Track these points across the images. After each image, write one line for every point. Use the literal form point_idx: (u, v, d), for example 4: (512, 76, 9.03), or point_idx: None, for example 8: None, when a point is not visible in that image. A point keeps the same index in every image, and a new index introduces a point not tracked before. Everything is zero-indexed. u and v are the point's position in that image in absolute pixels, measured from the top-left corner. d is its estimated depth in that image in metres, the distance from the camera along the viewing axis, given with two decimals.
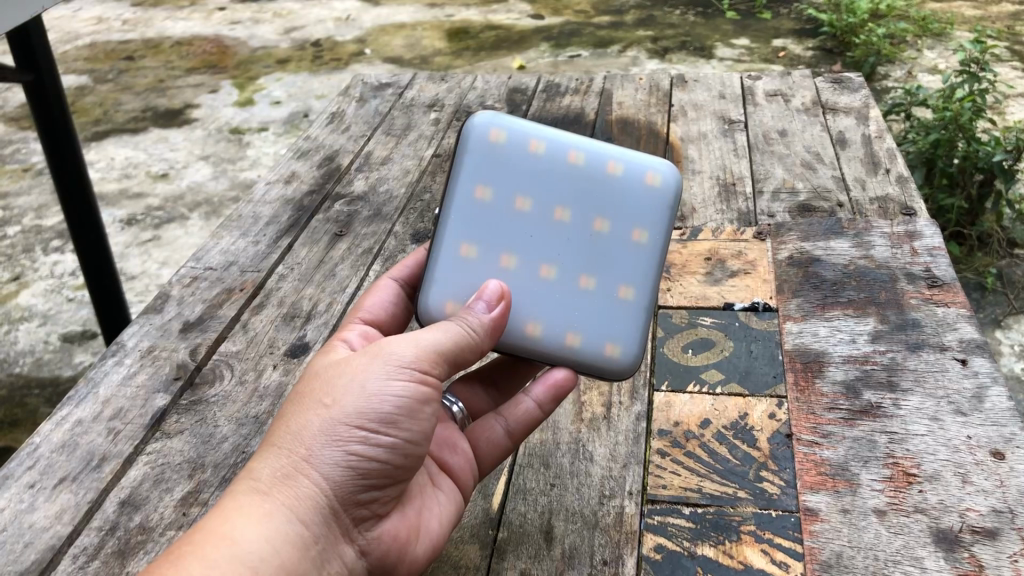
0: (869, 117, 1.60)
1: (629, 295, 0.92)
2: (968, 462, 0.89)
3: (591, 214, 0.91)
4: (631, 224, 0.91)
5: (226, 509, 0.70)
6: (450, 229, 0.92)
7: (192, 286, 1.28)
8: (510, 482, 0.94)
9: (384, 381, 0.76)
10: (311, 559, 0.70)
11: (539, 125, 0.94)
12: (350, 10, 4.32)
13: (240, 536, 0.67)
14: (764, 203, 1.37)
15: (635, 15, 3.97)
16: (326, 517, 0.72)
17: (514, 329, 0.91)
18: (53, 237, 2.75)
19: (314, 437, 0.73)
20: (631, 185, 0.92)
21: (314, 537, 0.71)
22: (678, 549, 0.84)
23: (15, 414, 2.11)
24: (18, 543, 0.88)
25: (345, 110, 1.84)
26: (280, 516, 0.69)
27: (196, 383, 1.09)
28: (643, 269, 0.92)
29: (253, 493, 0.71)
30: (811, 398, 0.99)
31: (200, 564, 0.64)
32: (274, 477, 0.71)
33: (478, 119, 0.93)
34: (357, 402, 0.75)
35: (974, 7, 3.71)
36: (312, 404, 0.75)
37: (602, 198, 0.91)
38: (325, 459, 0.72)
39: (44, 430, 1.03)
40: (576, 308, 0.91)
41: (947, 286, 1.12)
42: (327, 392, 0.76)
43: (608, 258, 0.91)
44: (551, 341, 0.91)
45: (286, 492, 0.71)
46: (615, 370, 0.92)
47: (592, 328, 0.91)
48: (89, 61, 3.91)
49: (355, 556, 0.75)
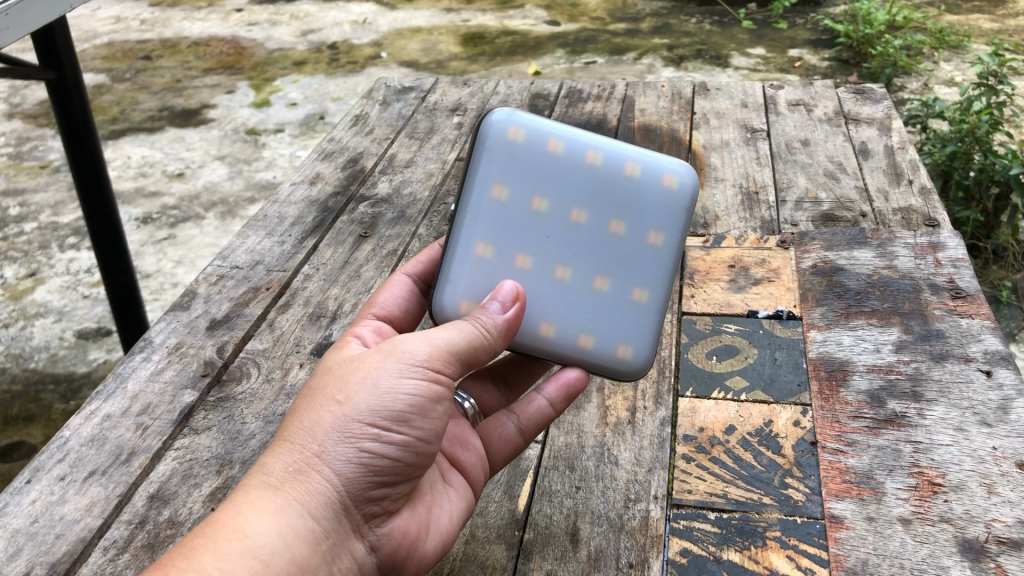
0: (891, 128, 1.60)
1: (643, 297, 0.93)
2: (994, 472, 0.89)
3: (608, 216, 0.91)
4: (648, 226, 0.92)
5: (238, 503, 0.70)
6: (465, 226, 0.92)
7: (219, 283, 1.29)
8: (536, 484, 0.95)
9: (398, 378, 0.76)
10: (321, 555, 0.71)
11: (557, 122, 0.94)
12: (367, 13, 4.33)
13: (253, 531, 0.68)
14: (787, 212, 1.37)
15: (650, 23, 3.98)
16: (337, 513, 0.73)
17: (527, 329, 0.92)
18: (69, 233, 2.77)
19: (326, 433, 0.73)
20: (648, 187, 0.92)
21: (324, 532, 0.71)
22: (704, 553, 0.85)
23: (30, 409, 2.12)
24: (50, 534, 0.89)
25: (369, 112, 1.85)
26: (291, 512, 0.70)
27: (224, 379, 1.10)
28: (657, 272, 0.92)
29: (264, 487, 0.71)
30: (835, 406, 0.99)
31: (213, 559, 0.66)
32: (286, 471, 0.72)
33: (497, 116, 0.93)
34: (370, 400, 0.75)
35: (991, 20, 3.71)
36: (324, 400, 0.75)
37: (618, 199, 0.91)
38: (337, 456, 0.73)
39: (74, 423, 1.04)
40: (590, 310, 0.92)
41: (971, 297, 1.13)
42: (340, 388, 0.76)
43: (623, 260, 0.92)
44: (564, 342, 0.92)
45: (298, 487, 0.71)
46: (626, 371, 0.93)
47: (606, 331, 0.92)
48: (106, 59, 3.94)
49: (365, 551, 0.76)
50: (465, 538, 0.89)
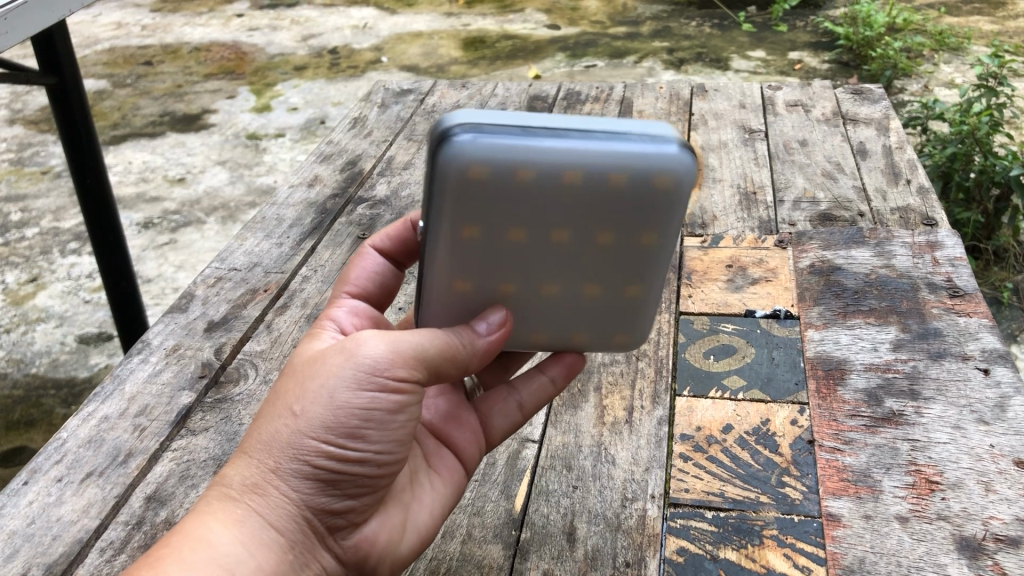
0: (890, 128, 1.60)
1: (639, 290, 0.82)
2: (991, 470, 0.89)
3: (591, 233, 0.75)
4: (639, 232, 0.76)
5: (198, 513, 0.72)
6: (433, 268, 0.79)
7: (217, 285, 1.29)
8: (533, 484, 0.94)
9: (352, 391, 0.73)
10: (285, 564, 0.72)
11: (518, 129, 0.69)
12: (368, 17, 4.34)
13: (213, 543, 0.70)
14: (784, 212, 1.37)
15: (650, 26, 3.98)
16: (300, 524, 0.73)
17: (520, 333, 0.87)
18: (70, 239, 2.77)
19: (281, 447, 0.72)
20: (641, 195, 0.72)
21: (288, 542, 0.72)
22: (701, 552, 0.85)
23: (32, 414, 2.12)
24: (47, 535, 0.89)
25: (367, 114, 1.85)
26: (247, 527, 0.71)
27: (221, 381, 1.10)
28: (651, 269, 0.80)
29: (222, 500, 0.72)
30: (833, 405, 0.99)
31: (179, 566, 0.67)
32: (245, 483, 0.72)
33: (446, 142, 0.69)
34: (325, 413, 0.73)
35: (992, 22, 3.70)
36: (282, 410, 0.74)
37: (605, 218, 0.74)
38: (294, 470, 0.72)
39: (72, 424, 1.04)
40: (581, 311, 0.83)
41: (969, 296, 1.13)
42: (297, 396, 0.74)
43: (614, 268, 0.79)
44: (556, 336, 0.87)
45: (255, 502, 0.72)
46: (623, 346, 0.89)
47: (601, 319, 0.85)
48: (108, 65, 3.95)
49: (337, 556, 0.76)
50: (461, 538, 0.89)
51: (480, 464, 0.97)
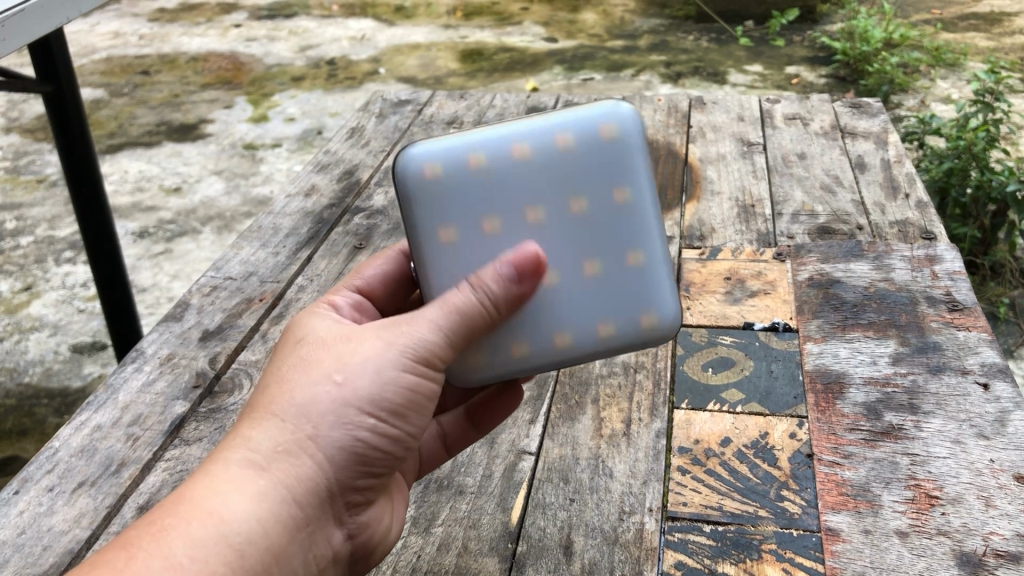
0: (888, 142, 1.60)
1: (653, 321, 0.83)
2: (992, 485, 0.88)
3: (579, 260, 0.82)
4: (624, 251, 0.82)
5: (216, 477, 0.68)
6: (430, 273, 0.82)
7: (212, 295, 1.29)
8: (530, 496, 0.94)
9: (398, 369, 0.74)
10: (298, 541, 0.70)
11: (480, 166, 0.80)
12: (366, 29, 4.34)
13: (235, 508, 0.66)
14: (783, 224, 1.37)
15: (648, 39, 3.99)
16: (320, 500, 0.71)
17: (540, 346, 0.83)
18: (65, 248, 2.76)
19: (322, 415, 0.71)
20: (603, 209, 0.81)
21: (306, 518, 0.70)
22: (698, 566, 0.84)
23: (24, 424, 2.11)
24: (37, 546, 0.88)
25: (365, 124, 1.85)
26: (274, 496, 0.68)
27: (215, 391, 1.09)
28: (649, 290, 0.83)
29: (248, 466, 0.68)
30: (832, 418, 0.99)
31: (187, 543, 0.63)
32: (275, 448, 0.69)
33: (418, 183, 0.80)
34: (370, 388, 0.72)
35: (988, 39, 3.71)
36: (321, 376, 0.72)
37: (582, 239, 0.81)
38: (331, 441, 0.71)
39: (64, 434, 1.03)
40: (597, 295, 0.82)
41: (968, 310, 1.12)
42: (339, 365, 0.73)
43: (614, 295, 0.83)
44: (583, 347, 0.83)
45: (285, 469, 0.69)
46: (656, 339, 0.84)
47: (618, 308, 0.83)
48: (105, 74, 3.94)
49: (341, 538, 0.75)
50: (457, 551, 0.88)
51: (478, 476, 0.96)
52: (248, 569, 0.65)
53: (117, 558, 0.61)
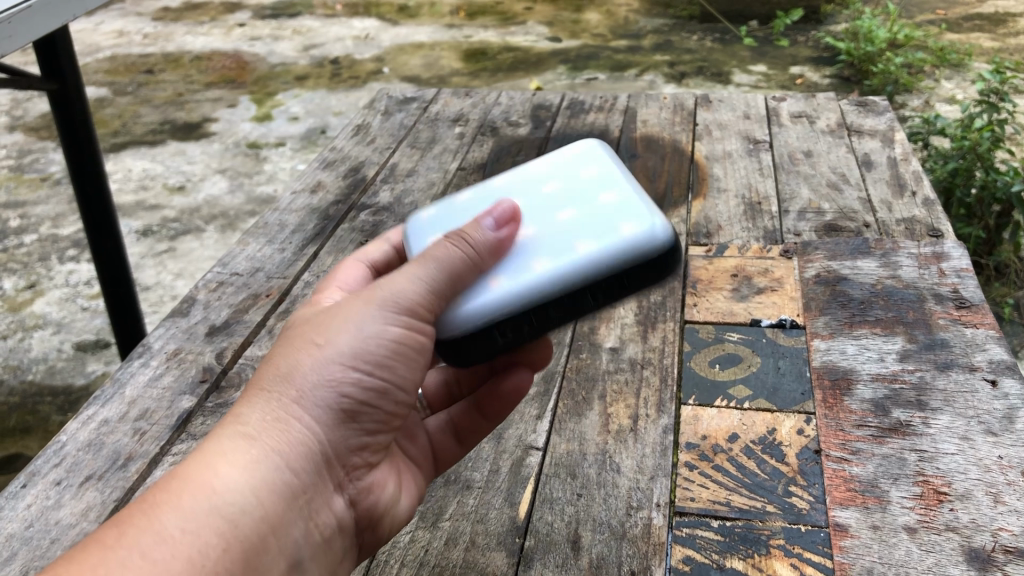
0: (894, 140, 1.60)
1: (635, 226, 0.77)
2: (1000, 482, 0.88)
3: (552, 211, 0.83)
4: (597, 196, 0.84)
5: (206, 452, 0.67)
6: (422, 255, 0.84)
7: (218, 290, 1.29)
8: (537, 491, 0.94)
9: (381, 324, 0.73)
10: (296, 507, 0.70)
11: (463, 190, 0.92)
12: (369, 28, 4.34)
13: (227, 479, 0.66)
14: (790, 222, 1.37)
15: (651, 39, 3.99)
16: (316, 467, 0.72)
17: (516, 271, 0.76)
18: (69, 246, 2.76)
19: (307, 378, 0.71)
20: (574, 181, 0.87)
21: (301, 485, 0.71)
22: (707, 561, 0.84)
23: (28, 421, 2.11)
24: (45, 538, 0.88)
25: (370, 122, 1.85)
26: (266, 464, 0.68)
27: (222, 386, 1.09)
28: (631, 215, 0.79)
29: (237, 437, 0.69)
30: (839, 415, 0.99)
31: (177, 518, 0.62)
32: (261, 419, 0.70)
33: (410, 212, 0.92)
34: (354, 343, 0.72)
35: (993, 39, 3.71)
36: (305, 342, 0.73)
37: (556, 198, 0.85)
38: (318, 402, 0.71)
39: (71, 428, 1.03)
40: (572, 226, 0.80)
41: (976, 307, 1.12)
42: (321, 329, 0.73)
43: (590, 223, 0.80)
44: (564, 261, 0.76)
45: (275, 437, 0.69)
46: (648, 244, 0.76)
47: (595, 229, 0.78)
48: (109, 73, 3.95)
49: (342, 505, 0.76)
50: (465, 545, 0.88)
51: (483, 470, 0.96)
52: (245, 537, 0.65)
53: (105, 537, 0.60)
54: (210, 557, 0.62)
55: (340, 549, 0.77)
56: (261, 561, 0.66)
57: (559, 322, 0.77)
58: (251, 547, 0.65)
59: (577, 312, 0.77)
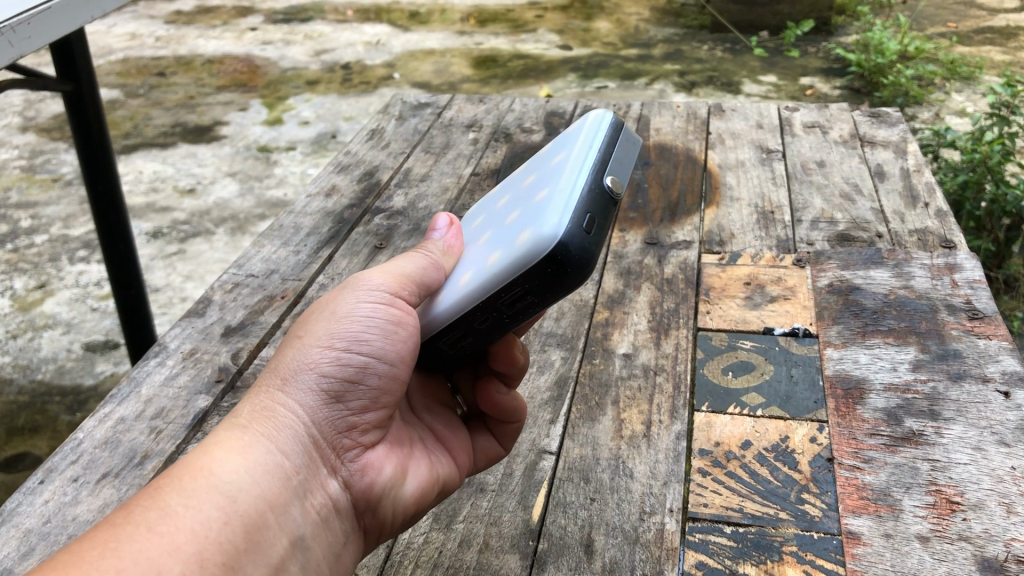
0: (907, 151, 1.61)
1: (522, 240, 0.72)
2: (1013, 492, 0.88)
3: (508, 217, 0.84)
4: (536, 195, 0.80)
5: (204, 445, 0.72)
6: None
7: (234, 291, 1.30)
8: (550, 495, 0.94)
9: (356, 304, 0.81)
10: (292, 487, 0.73)
11: (509, 184, 0.98)
12: (380, 34, 4.36)
13: (223, 462, 0.69)
14: (802, 231, 1.37)
15: (662, 48, 4.00)
16: (304, 451, 0.75)
17: (450, 295, 0.81)
18: (79, 247, 2.77)
19: (290, 365, 0.78)
20: (549, 168, 0.84)
21: (294, 467, 0.74)
22: (720, 567, 0.84)
23: (37, 421, 2.12)
24: (62, 534, 0.89)
25: (385, 127, 1.86)
26: (258, 448, 0.72)
27: (238, 386, 1.10)
28: (534, 219, 0.73)
29: (232, 429, 0.73)
30: (852, 423, 0.99)
31: (178, 495, 0.65)
32: (251, 412, 0.75)
33: (481, 209, 1.03)
34: (332, 326, 0.80)
35: (1003, 52, 3.71)
36: (290, 341, 0.80)
37: (522, 200, 0.85)
38: (302, 386, 0.77)
39: (88, 425, 1.04)
40: (505, 235, 0.80)
41: (989, 318, 1.12)
42: (303, 327, 0.81)
43: (512, 231, 0.77)
44: (471, 284, 0.78)
45: (264, 425, 0.74)
46: (520, 264, 0.70)
47: (511, 239, 0.75)
48: (121, 75, 3.97)
49: (339, 488, 0.78)
50: (478, 547, 0.89)
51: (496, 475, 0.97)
52: (245, 511, 0.67)
53: (113, 515, 0.62)
54: (211, 529, 0.64)
55: (343, 534, 0.78)
56: (263, 536, 0.68)
57: (499, 331, 0.79)
58: (253, 521, 0.67)
59: (504, 323, 0.77)
